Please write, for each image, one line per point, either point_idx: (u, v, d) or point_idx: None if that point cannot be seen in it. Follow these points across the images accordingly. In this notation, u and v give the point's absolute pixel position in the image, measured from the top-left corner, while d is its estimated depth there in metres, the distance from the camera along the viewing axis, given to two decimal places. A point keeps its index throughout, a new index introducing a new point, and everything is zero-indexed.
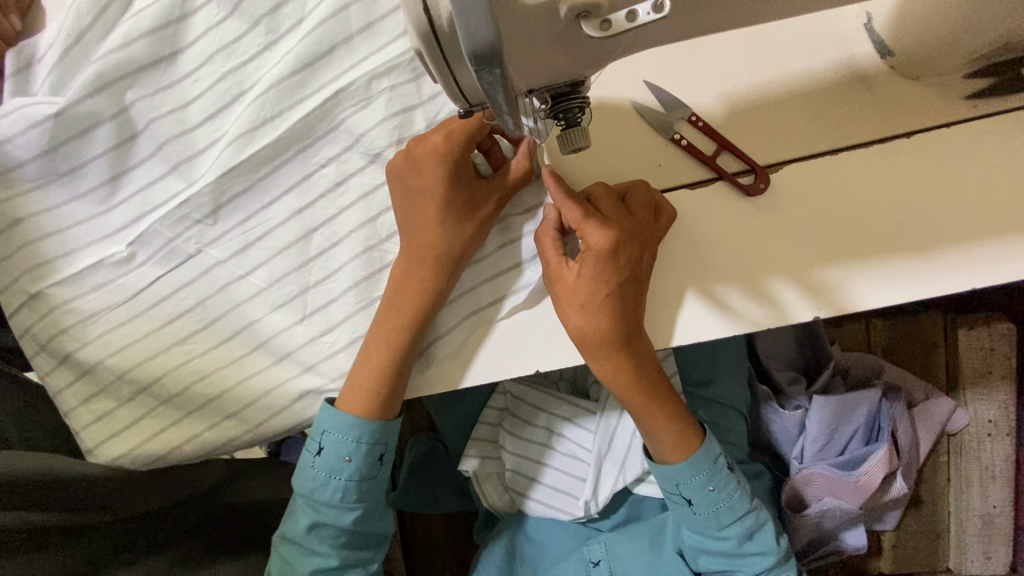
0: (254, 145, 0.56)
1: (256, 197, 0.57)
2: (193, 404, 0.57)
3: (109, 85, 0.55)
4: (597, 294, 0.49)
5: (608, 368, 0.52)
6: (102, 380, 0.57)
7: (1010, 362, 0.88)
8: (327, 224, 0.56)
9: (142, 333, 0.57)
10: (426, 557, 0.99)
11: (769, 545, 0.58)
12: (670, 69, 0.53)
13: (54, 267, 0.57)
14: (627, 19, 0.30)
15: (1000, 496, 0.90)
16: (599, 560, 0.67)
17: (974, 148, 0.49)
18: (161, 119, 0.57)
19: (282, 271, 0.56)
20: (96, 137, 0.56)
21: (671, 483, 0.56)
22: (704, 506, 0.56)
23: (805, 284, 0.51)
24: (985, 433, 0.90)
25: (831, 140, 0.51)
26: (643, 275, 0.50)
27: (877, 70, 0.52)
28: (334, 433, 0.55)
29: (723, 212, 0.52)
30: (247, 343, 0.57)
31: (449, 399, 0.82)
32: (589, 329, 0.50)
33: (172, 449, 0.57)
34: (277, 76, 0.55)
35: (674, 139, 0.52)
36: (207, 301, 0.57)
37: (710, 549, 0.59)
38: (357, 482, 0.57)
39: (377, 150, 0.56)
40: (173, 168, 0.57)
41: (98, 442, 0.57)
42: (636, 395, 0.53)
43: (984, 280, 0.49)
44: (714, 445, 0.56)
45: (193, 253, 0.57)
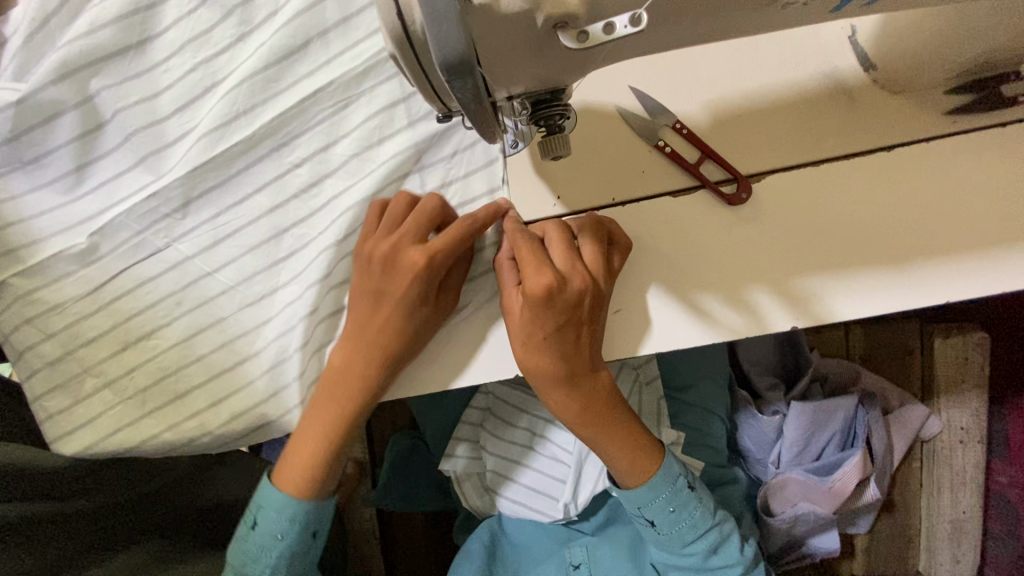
0: (226, 140, 0.54)
1: (227, 193, 0.55)
2: (155, 402, 0.56)
3: (76, 73, 0.54)
4: (534, 335, 0.48)
5: (557, 402, 0.51)
6: (64, 375, 0.55)
7: (983, 371, 0.90)
8: (299, 226, 0.55)
9: (108, 326, 0.55)
10: (404, 553, 0.99)
11: (734, 556, 0.57)
12: (656, 75, 0.53)
13: (16, 258, 0.55)
14: (604, 31, 0.30)
15: (969, 503, 0.92)
16: (580, 562, 0.70)
17: (952, 163, 0.50)
18: (128, 108, 0.55)
19: (252, 268, 0.55)
20: (61, 125, 0.55)
21: (632, 508, 0.55)
22: (667, 526, 0.55)
23: (783, 294, 0.51)
24: (957, 441, 0.91)
25: (814, 152, 0.52)
26: (590, 316, 0.49)
27: (861, 83, 0.52)
28: (268, 510, 0.54)
29: (705, 220, 0.52)
30: (214, 341, 0.56)
31: (434, 399, 0.84)
32: (532, 365, 0.49)
33: (129, 449, 0.55)
34: (250, 69, 0.54)
35: (659, 146, 0.52)
36: (175, 295, 0.56)
37: (679, 565, 0.58)
38: (290, 560, 0.55)
39: (355, 150, 0.54)
40: (141, 161, 0.55)
41: (56, 438, 0.55)
42: (593, 428, 0.52)
43: (956, 293, 0.49)
44: (674, 466, 0.54)
45: (162, 246, 0.56)
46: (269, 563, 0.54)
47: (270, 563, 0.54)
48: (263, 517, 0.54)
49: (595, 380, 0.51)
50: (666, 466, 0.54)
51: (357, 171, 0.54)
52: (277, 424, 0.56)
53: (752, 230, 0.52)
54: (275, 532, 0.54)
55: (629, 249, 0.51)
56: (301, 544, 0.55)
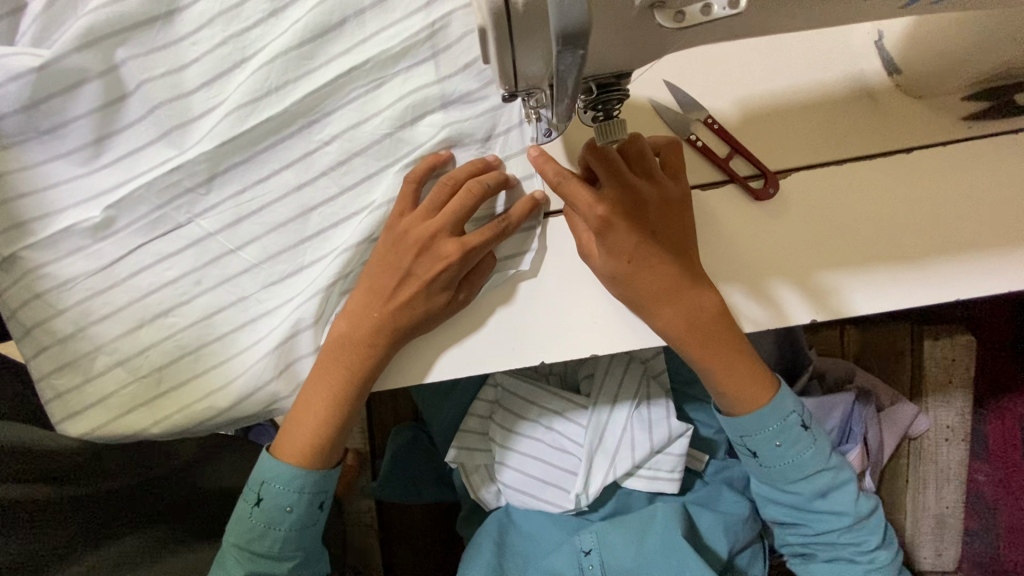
0: (256, 117, 0.53)
1: (253, 170, 0.54)
2: (170, 383, 0.54)
3: (99, 41, 0.52)
4: (623, 261, 0.50)
5: (670, 322, 0.51)
6: (74, 354, 0.54)
7: (969, 371, 0.93)
8: (327, 204, 0.54)
9: (124, 303, 0.54)
10: (401, 547, 0.98)
11: (844, 505, 0.57)
12: (689, 71, 0.54)
13: (28, 230, 0.53)
14: (701, 12, 0.28)
15: (953, 498, 0.95)
16: (590, 549, 0.69)
17: (968, 167, 0.52)
18: (153, 80, 0.53)
19: (277, 247, 0.54)
20: (81, 95, 0.53)
21: (736, 436, 0.56)
22: (771, 460, 0.56)
23: (804, 287, 0.53)
24: (943, 438, 0.94)
25: (838, 151, 0.53)
26: (671, 233, 0.52)
27: (884, 87, 0.54)
28: (274, 484, 0.55)
29: (731, 212, 0.53)
30: (235, 319, 0.55)
31: (440, 390, 0.84)
32: (645, 287, 0.51)
33: (141, 430, 0.54)
34: (284, 46, 0.52)
35: (690, 139, 0.53)
36: (196, 272, 0.54)
37: (780, 502, 0.59)
38: (298, 531, 0.56)
39: (387, 130, 0.54)
40: (165, 135, 0.54)
41: (64, 417, 0.54)
42: (708, 351, 0.53)
43: (966, 292, 0.52)
44: (787, 402, 0.55)
45: (183, 222, 0.54)
46: (278, 536, 0.55)
47: (280, 536, 0.55)
48: (268, 493, 0.55)
49: (698, 292, 0.51)
50: (778, 400, 0.55)
51: (389, 152, 0.54)
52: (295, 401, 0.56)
53: (776, 225, 0.53)
54: (284, 505, 0.55)
55: (680, 144, 0.52)
56: (309, 515, 0.56)
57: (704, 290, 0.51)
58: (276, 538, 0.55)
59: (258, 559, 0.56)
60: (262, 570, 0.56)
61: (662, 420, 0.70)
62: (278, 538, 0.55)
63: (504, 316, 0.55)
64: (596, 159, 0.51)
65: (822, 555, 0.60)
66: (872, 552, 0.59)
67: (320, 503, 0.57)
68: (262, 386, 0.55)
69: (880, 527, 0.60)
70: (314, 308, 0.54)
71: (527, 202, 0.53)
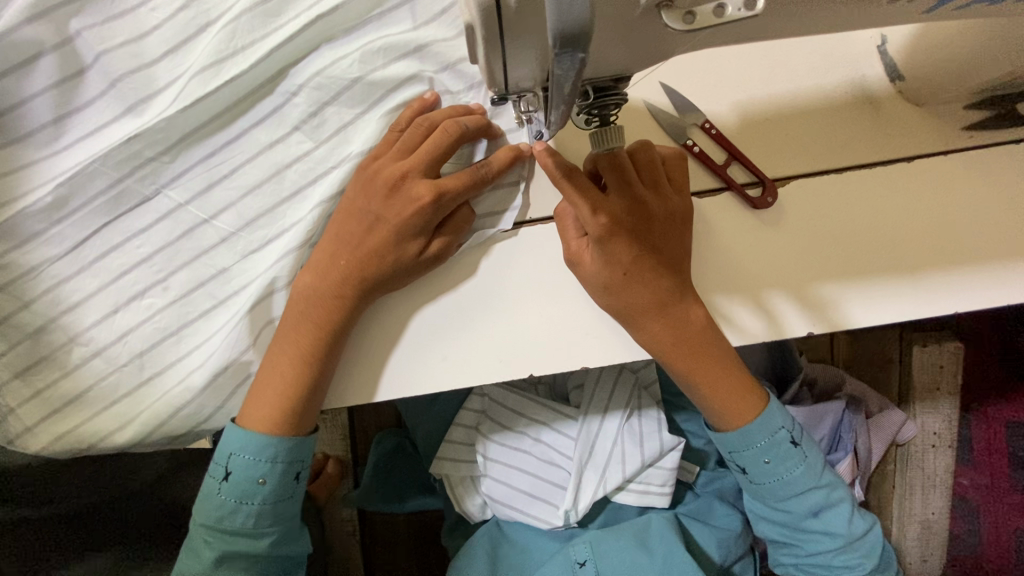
0: (222, 77, 0.49)
1: (223, 130, 0.51)
2: (153, 368, 0.50)
3: (52, 11, 0.48)
4: (615, 275, 0.48)
5: (652, 337, 0.49)
6: (47, 348, 0.50)
7: (956, 379, 0.92)
8: (303, 160, 0.51)
9: (93, 288, 0.50)
10: (385, 553, 0.95)
11: (838, 527, 0.56)
12: (687, 71, 0.52)
13: None
14: (715, 14, 0.26)
15: (939, 504, 0.95)
16: (585, 560, 0.66)
17: (968, 175, 0.51)
18: (113, 52, 0.50)
19: (254, 212, 0.51)
20: (39, 70, 0.49)
21: (726, 450, 0.55)
22: (761, 477, 0.54)
23: (801, 299, 0.51)
24: (929, 445, 0.94)
25: (838, 159, 0.52)
26: (666, 246, 0.49)
27: (886, 93, 0.52)
28: (241, 455, 0.49)
29: (730, 222, 0.51)
30: (215, 296, 0.51)
31: (420, 404, 0.82)
32: (622, 303, 0.49)
33: (125, 424, 0.50)
34: (250, 1, 0.50)
35: (687, 145, 0.51)
36: (170, 248, 0.51)
37: (771, 519, 0.57)
38: (273, 505, 0.51)
39: (357, 74, 0.50)
40: (128, 110, 0.50)
41: (37, 422, 0.50)
42: (693, 367, 0.51)
43: (964, 305, 0.50)
44: (777, 419, 0.53)
45: (150, 194, 0.51)
46: (250, 511, 0.50)
47: (253, 511, 0.50)
48: (236, 465, 0.50)
49: (688, 310, 0.49)
50: (768, 416, 0.53)
51: (363, 98, 0.51)
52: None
53: (773, 235, 0.51)
54: (255, 476, 0.50)
55: (684, 155, 0.50)
56: (284, 487, 0.51)
57: (693, 311, 0.50)
58: (249, 513, 0.50)
59: (230, 537, 0.51)
60: (236, 550, 0.51)
61: (654, 434, 0.68)
62: (251, 514, 0.50)
63: (494, 314, 0.51)
64: (607, 163, 0.47)
65: None
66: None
67: (295, 475, 0.52)
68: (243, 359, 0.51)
69: (876, 547, 0.58)
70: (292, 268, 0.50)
71: (509, 149, 0.50)
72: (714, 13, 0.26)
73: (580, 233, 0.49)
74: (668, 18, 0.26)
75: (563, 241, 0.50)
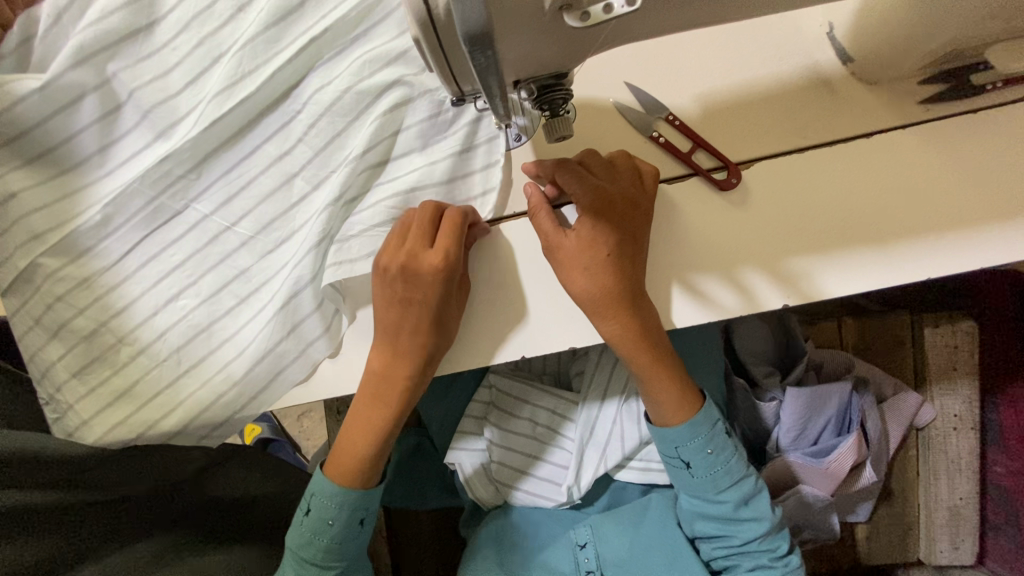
0: (234, 100, 0.57)
1: (239, 150, 0.59)
2: (190, 361, 0.57)
3: (92, 57, 0.57)
4: (599, 254, 0.52)
5: (608, 331, 0.54)
6: (100, 348, 0.57)
7: (973, 359, 0.92)
8: (307, 166, 0.58)
9: (136, 295, 0.58)
10: (412, 552, 0.98)
11: (763, 511, 0.62)
12: (648, 70, 0.57)
13: (42, 240, 0.57)
14: (604, 11, 0.30)
15: (966, 488, 0.94)
16: (585, 542, 0.70)
17: (925, 145, 0.54)
18: (142, 88, 0.58)
19: (268, 220, 0.58)
20: (83, 109, 0.58)
21: (670, 446, 0.59)
22: (702, 469, 0.59)
23: (774, 274, 0.54)
24: (951, 427, 0.93)
25: (798, 140, 0.55)
26: (644, 240, 0.54)
27: (839, 76, 0.56)
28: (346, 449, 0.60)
29: (701, 207, 0.55)
30: (239, 294, 0.58)
31: (435, 393, 0.85)
32: (594, 289, 0.52)
33: (168, 412, 0.57)
34: (253, 33, 0.57)
35: (653, 136, 0.56)
36: (199, 254, 0.58)
37: (708, 515, 0.62)
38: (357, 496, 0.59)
39: (347, 86, 0.57)
40: (159, 135, 0.59)
41: (90, 416, 0.56)
42: (637, 357, 0.55)
43: (935, 270, 0.53)
44: (714, 411, 0.60)
45: (180, 209, 0.58)
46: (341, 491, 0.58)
47: (331, 515, 0.58)
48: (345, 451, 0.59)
49: (647, 308, 0.54)
50: (706, 410, 0.59)
51: (351, 108, 0.57)
52: (300, 360, 0.58)
53: (741, 216, 0.55)
54: (326, 517, 0.58)
55: (657, 173, 0.54)
56: (357, 508, 0.59)
57: (653, 306, 0.55)
58: (323, 544, 0.58)
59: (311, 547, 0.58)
60: (318, 510, 0.58)
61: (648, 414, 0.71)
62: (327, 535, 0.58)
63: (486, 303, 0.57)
64: (593, 161, 0.54)
65: (744, 566, 0.63)
66: (785, 556, 0.63)
67: (359, 520, 0.60)
68: (274, 347, 0.57)
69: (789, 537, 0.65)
70: (311, 263, 0.56)
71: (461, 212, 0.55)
72: (604, 12, 0.30)
73: (554, 223, 0.54)
74: (568, 18, 0.31)
75: (534, 226, 0.54)
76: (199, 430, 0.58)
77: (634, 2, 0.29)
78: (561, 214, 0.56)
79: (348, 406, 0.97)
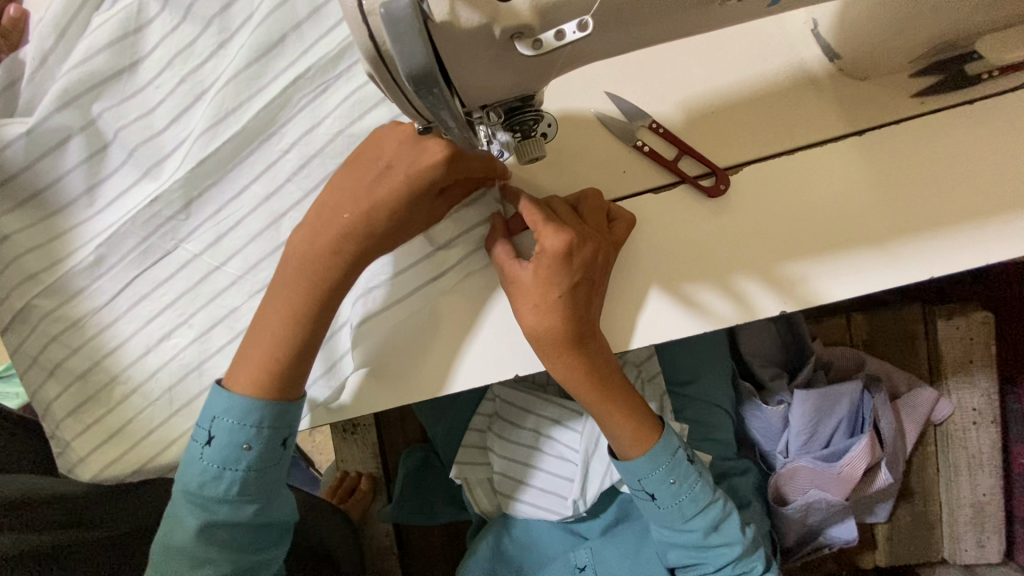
0: (220, 138, 0.58)
1: (226, 188, 0.59)
2: (181, 400, 0.57)
3: (76, 100, 0.57)
4: (550, 294, 0.50)
5: (563, 368, 0.52)
6: (94, 386, 0.58)
7: (991, 350, 0.89)
8: (295, 208, 0.58)
9: (128, 334, 0.58)
10: (424, 565, 0.99)
11: (734, 535, 0.60)
12: (630, 80, 0.55)
13: (38, 281, 0.58)
14: (556, 37, 0.31)
15: (989, 484, 0.90)
16: (585, 564, 0.71)
17: (920, 141, 0.52)
18: (128, 127, 0.58)
19: (256, 257, 0.58)
20: (69, 150, 0.58)
21: (634, 479, 0.57)
22: (667, 499, 0.57)
23: (768, 280, 0.52)
24: (970, 421, 0.90)
25: (788, 141, 0.54)
26: (599, 276, 0.51)
27: (826, 73, 0.54)
28: (226, 419, 0.51)
29: (688, 215, 0.54)
30: (229, 331, 0.58)
31: (438, 408, 0.85)
32: (543, 328, 0.51)
33: (163, 449, 0.57)
34: (234, 70, 0.57)
35: (636, 146, 0.54)
36: (189, 293, 0.58)
37: (679, 544, 0.60)
38: (256, 472, 0.53)
39: (338, 129, 0.58)
40: (145, 173, 0.59)
41: (88, 452, 0.57)
42: (587, 392, 0.54)
43: (938, 269, 0.51)
44: (676, 440, 0.57)
45: (170, 248, 0.59)
46: (234, 478, 0.52)
47: (236, 479, 0.52)
48: (221, 430, 0.51)
49: (600, 343, 0.53)
50: (667, 442, 0.56)
51: (343, 150, 0.58)
52: None
53: (729, 222, 0.53)
54: (223, 465, 0.52)
55: (633, 221, 0.53)
56: (269, 453, 0.53)
57: (607, 339, 0.54)
58: (228, 526, 0.54)
59: (215, 529, 0.53)
60: (222, 514, 0.53)
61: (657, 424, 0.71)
62: (230, 510, 0.53)
63: (478, 316, 0.56)
64: (561, 206, 0.52)
65: None
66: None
67: (282, 440, 0.54)
68: None
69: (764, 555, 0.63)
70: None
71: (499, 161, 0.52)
72: (556, 39, 0.31)
73: (510, 255, 0.52)
74: (520, 46, 0.32)
75: (491, 257, 0.54)
76: None
77: (586, 28, 0.30)
78: (523, 246, 0.55)
79: (354, 424, 0.96)
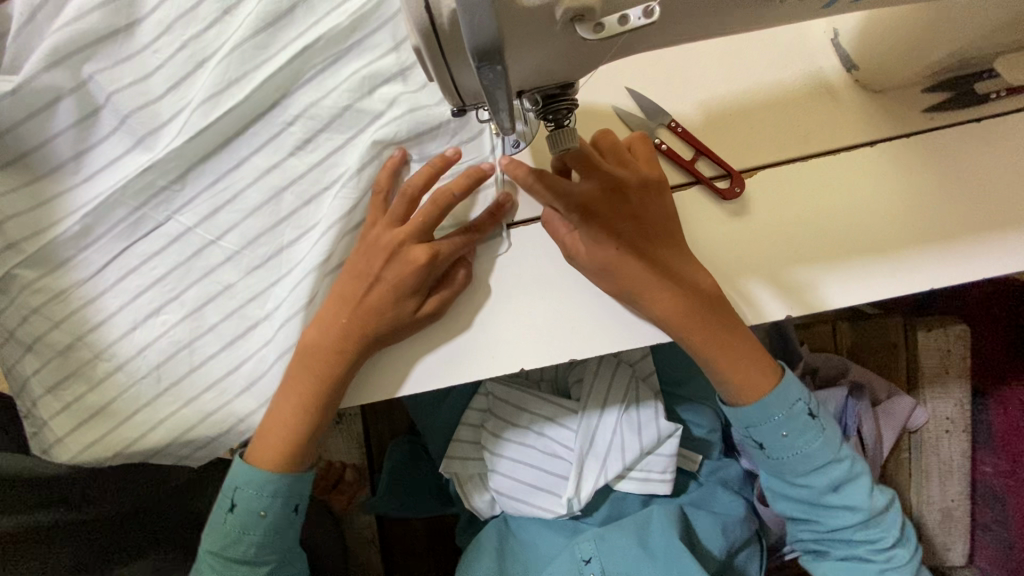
0: (220, 109, 0.55)
1: (225, 160, 0.56)
2: (168, 380, 0.55)
3: (67, 59, 0.54)
4: (611, 249, 0.51)
5: (665, 313, 0.51)
6: (75, 363, 0.55)
7: (966, 362, 0.91)
8: (297, 186, 0.56)
9: (115, 308, 0.55)
10: (404, 556, 0.98)
11: (858, 498, 0.56)
12: (650, 78, 0.56)
13: (18, 250, 0.55)
14: (618, 22, 0.29)
15: (957, 490, 0.93)
16: (590, 557, 0.68)
17: (928, 155, 0.53)
18: (122, 91, 0.55)
19: (256, 233, 0.56)
20: (59, 111, 0.55)
21: (742, 426, 0.55)
22: (778, 451, 0.55)
23: (776, 283, 0.53)
24: (943, 430, 0.93)
25: (802, 146, 0.54)
26: (640, 211, 0.52)
27: (843, 82, 0.55)
28: (247, 489, 0.54)
29: (701, 214, 0.54)
30: (222, 311, 0.55)
31: (429, 402, 0.84)
32: (621, 282, 0.51)
33: (145, 432, 0.55)
34: (239, 38, 0.55)
35: (655, 144, 0.54)
36: (181, 268, 0.56)
37: (792, 498, 0.57)
38: (271, 536, 0.55)
39: (346, 103, 0.55)
40: (139, 141, 0.56)
41: (65, 431, 0.54)
42: (704, 341, 0.52)
43: (940, 279, 0.52)
44: (793, 390, 0.54)
45: (163, 220, 0.56)
46: (252, 542, 0.55)
47: (254, 541, 0.55)
48: (241, 498, 0.55)
49: (696, 280, 0.51)
50: (785, 388, 0.54)
51: (350, 126, 0.56)
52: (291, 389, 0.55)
53: (743, 224, 0.54)
54: (244, 528, 0.54)
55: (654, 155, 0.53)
56: (282, 519, 0.56)
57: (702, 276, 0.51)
58: None
59: None
60: None
61: (651, 421, 0.69)
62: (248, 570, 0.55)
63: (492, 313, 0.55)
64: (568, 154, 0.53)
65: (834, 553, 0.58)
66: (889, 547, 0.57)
67: (294, 507, 0.57)
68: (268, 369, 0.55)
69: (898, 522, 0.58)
70: (308, 293, 0.55)
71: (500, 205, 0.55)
72: (619, 23, 0.29)
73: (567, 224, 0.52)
74: (580, 29, 0.31)
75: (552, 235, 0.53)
76: (183, 448, 0.56)
77: (650, 15, 0.28)
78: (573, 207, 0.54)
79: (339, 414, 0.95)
